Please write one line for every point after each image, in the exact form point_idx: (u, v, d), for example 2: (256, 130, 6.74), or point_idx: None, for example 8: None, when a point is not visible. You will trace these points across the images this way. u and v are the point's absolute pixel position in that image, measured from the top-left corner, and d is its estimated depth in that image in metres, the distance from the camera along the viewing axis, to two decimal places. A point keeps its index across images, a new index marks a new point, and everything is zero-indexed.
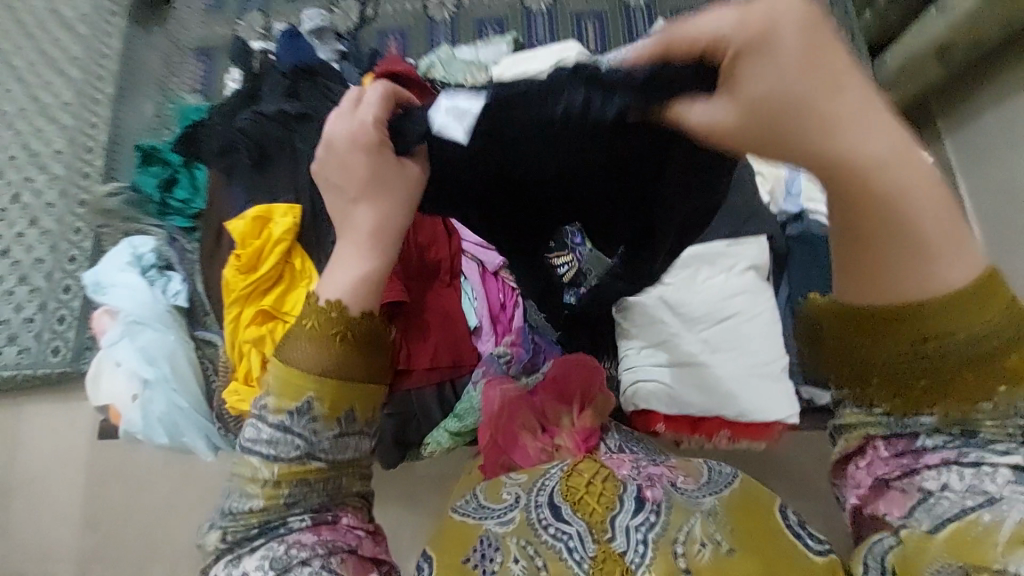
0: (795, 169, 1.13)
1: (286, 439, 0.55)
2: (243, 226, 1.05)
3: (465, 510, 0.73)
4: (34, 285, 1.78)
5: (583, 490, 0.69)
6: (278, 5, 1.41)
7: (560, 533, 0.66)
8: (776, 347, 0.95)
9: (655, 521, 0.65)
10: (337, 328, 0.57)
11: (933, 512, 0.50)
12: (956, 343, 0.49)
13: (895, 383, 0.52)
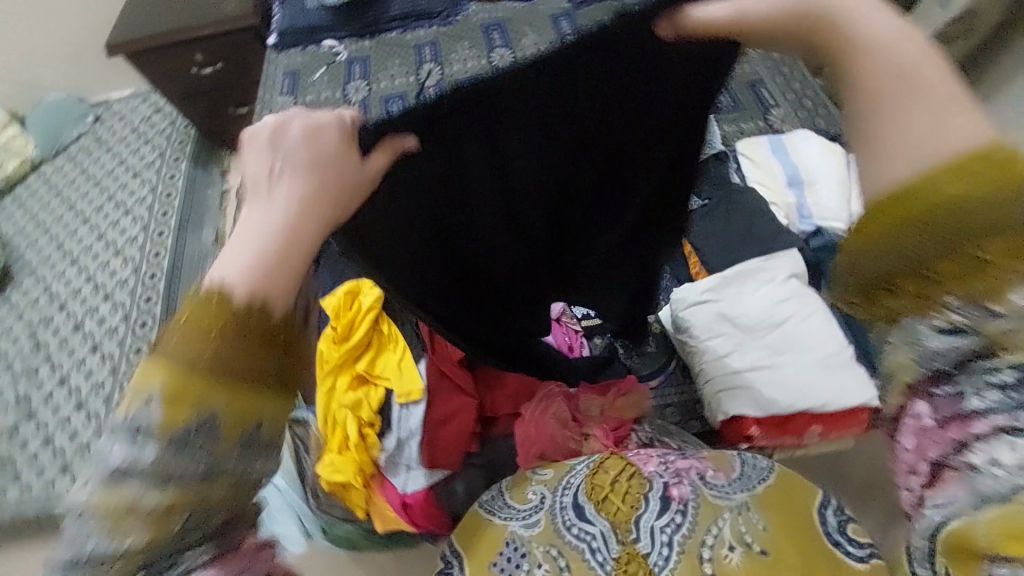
0: (800, 197, 1.34)
1: (172, 473, 0.45)
2: (334, 301, 1.16)
3: (489, 506, 0.87)
4: (94, 408, 1.81)
5: (608, 489, 0.82)
6: None
7: (585, 533, 0.79)
8: (834, 341, 1.05)
9: (679, 523, 0.78)
10: (241, 327, 0.47)
11: (980, 491, 0.46)
12: (918, 239, 0.50)
13: (916, 276, 0.51)
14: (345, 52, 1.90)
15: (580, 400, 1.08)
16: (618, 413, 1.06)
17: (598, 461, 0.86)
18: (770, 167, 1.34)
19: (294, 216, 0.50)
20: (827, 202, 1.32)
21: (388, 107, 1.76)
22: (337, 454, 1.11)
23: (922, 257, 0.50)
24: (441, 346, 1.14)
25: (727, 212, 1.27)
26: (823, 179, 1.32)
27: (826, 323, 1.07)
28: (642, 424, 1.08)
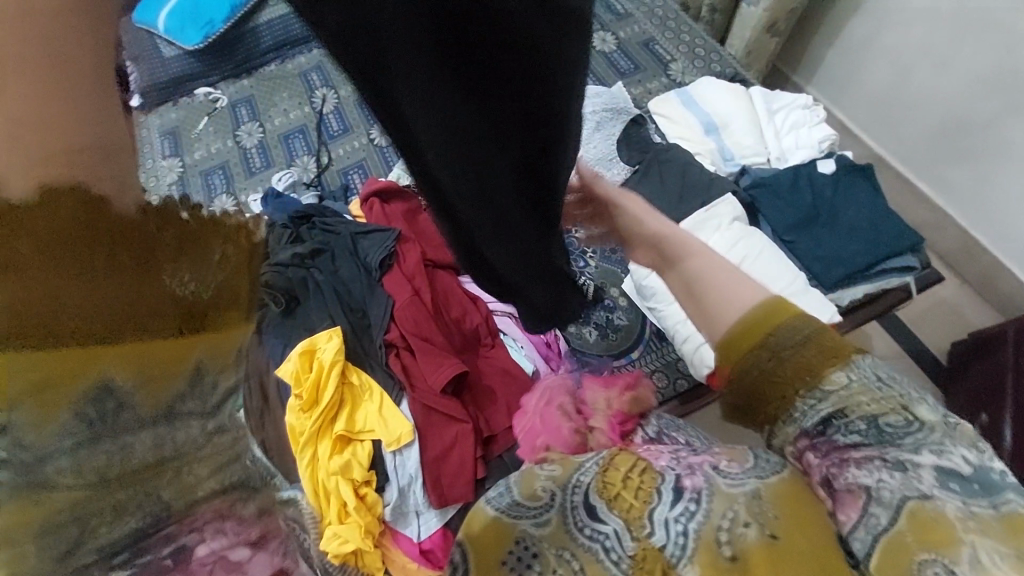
0: (720, 141, 1.38)
1: None
2: (293, 366, 1.04)
3: (499, 506, 0.73)
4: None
5: (619, 486, 0.72)
6: (242, 183, 1.57)
7: (598, 533, 0.68)
8: (788, 271, 1.11)
9: (695, 509, 0.63)
10: (34, 245, 0.23)
11: (882, 501, 0.48)
12: (778, 345, 0.57)
13: (776, 385, 0.57)
14: (225, 97, 1.75)
15: (582, 392, 1.05)
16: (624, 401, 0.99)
17: (608, 459, 0.79)
18: (687, 120, 1.41)
19: None
20: (744, 140, 1.37)
21: (290, 145, 1.63)
22: (339, 523, 1.01)
23: (768, 369, 0.57)
24: (419, 379, 1.10)
25: (660, 173, 1.30)
26: (736, 120, 1.37)
27: (773, 254, 1.13)
28: (649, 417, 0.96)
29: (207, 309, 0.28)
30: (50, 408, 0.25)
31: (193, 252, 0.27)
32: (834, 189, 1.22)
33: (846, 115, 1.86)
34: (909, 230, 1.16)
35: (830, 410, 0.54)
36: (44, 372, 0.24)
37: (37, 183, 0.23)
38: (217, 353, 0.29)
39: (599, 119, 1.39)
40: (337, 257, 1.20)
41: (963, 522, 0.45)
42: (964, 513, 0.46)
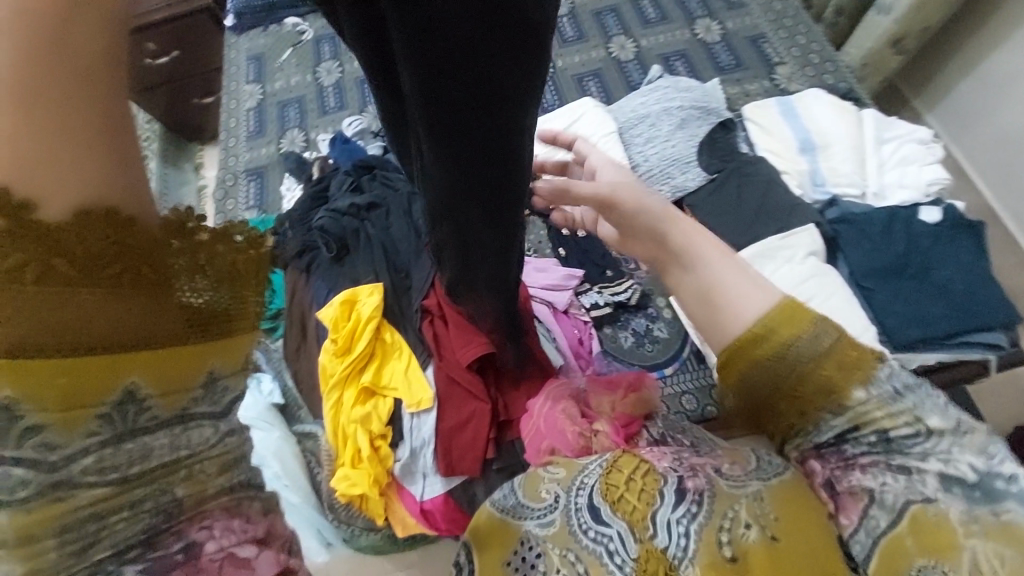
0: (813, 163, 1.26)
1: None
2: (333, 311, 1.10)
3: (504, 507, 0.75)
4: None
5: (624, 487, 0.68)
6: (314, 121, 1.60)
7: (600, 536, 0.66)
8: (858, 321, 1.02)
9: (697, 511, 0.62)
10: (69, 263, 0.31)
11: (886, 505, 0.54)
12: (793, 352, 0.59)
13: (790, 396, 0.61)
14: (312, 30, 1.76)
15: (589, 396, 1.03)
16: (629, 405, 0.96)
17: (612, 459, 0.73)
18: (781, 133, 1.29)
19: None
20: (840, 167, 1.24)
21: (365, 89, 1.63)
22: (350, 467, 1.05)
23: (783, 380, 0.60)
24: (448, 351, 1.10)
25: (738, 187, 1.21)
26: (837, 143, 1.24)
27: (847, 298, 1.04)
28: (655, 419, 0.93)
29: (211, 316, 0.37)
30: (71, 419, 0.34)
31: (227, 280, 0.37)
32: (929, 242, 1.10)
33: (964, 155, 1.65)
34: (1008, 304, 1.04)
35: (844, 425, 0.58)
36: (65, 374, 0.33)
37: (66, 208, 0.30)
38: (225, 362, 0.40)
39: (685, 116, 1.30)
40: (391, 213, 1.20)
41: (964, 524, 0.50)
42: (966, 518, 0.50)
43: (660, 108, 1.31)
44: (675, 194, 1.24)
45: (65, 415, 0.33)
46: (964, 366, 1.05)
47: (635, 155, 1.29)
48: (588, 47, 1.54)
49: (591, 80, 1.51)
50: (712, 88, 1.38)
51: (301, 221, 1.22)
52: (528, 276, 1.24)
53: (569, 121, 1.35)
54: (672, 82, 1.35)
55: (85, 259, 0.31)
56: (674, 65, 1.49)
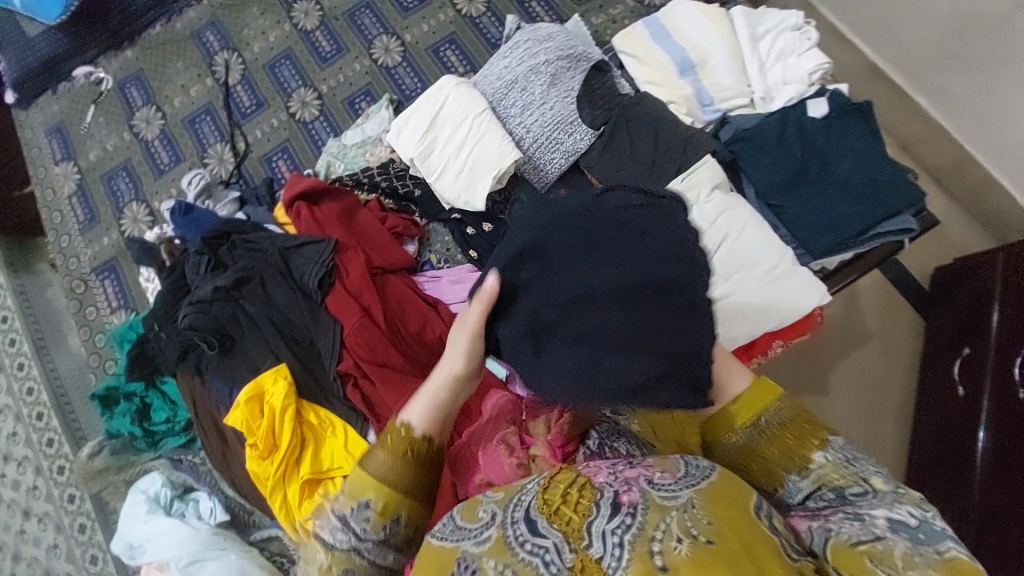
0: (696, 82, 1.16)
1: (344, 531, 0.62)
2: (240, 413, 0.98)
3: (440, 532, 0.60)
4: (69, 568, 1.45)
5: (560, 500, 0.58)
6: (150, 186, 1.36)
7: (536, 549, 0.55)
8: (775, 248, 0.99)
9: (630, 522, 0.54)
10: (419, 472, 0.64)
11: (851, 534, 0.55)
12: (754, 437, 0.66)
13: (760, 456, 0.65)
14: (109, 76, 1.47)
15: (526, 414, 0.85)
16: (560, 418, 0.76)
17: (548, 474, 0.62)
18: (657, 59, 1.18)
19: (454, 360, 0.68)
20: (723, 79, 1.15)
21: (197, 130, 1.38)
22: None
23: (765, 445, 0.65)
24: (383, 410, 1.00)
25: (629, 134, 1.12)
26: (714, 55, 1.15)
27: (761, 228, 1.01)
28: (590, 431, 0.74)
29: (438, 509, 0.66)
30: (381, 514, 0.62)
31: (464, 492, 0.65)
32: (824, 138, 1.06)
33: (838, 19, 1.61)
34: (908, 183, 1.02)
35: (810, 486, 0.62)
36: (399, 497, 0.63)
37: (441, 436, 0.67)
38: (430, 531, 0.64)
39: (554, 70, 1.16)
40: (267, 281, 1.05)
41: (908, 558, 0.52)
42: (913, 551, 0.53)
43: (526, 68, 1.18)
44: (569, 160, 1.15)
45: (382, 508, 0.62)
46: (877, 254, 1.05)
47: (515, 129, 1.18)
48: (432, 12, 1.38)
49: (448, 48, 1.36)
50: (574, 28, 1.24)
51: (169, 320, 1.06)
52: (444, 293, 1.15)
53: (433, 108, 1.19)
54: (530, 32, 1.21)
55: (418, 481, 0.64)
56: (531, 8, 1.34)
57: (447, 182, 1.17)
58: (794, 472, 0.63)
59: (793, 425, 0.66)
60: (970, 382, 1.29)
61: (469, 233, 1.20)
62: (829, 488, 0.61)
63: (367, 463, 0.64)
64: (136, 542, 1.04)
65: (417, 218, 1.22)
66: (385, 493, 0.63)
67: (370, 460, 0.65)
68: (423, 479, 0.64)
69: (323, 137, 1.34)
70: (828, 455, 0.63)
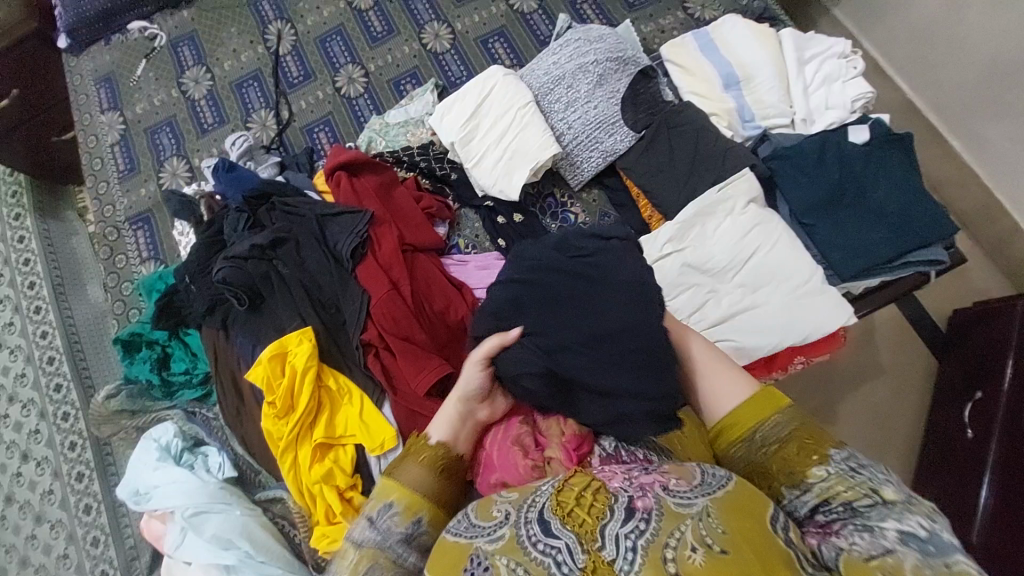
0: (740, 98, 1.18)
1: (371, 530, 0.68)
2: (261, 370, 0.99)
3: (455, 528, 0.62)
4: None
5: (573, 501, 0.59)
6: (191, 144, 1.38)
7: (549, 551, 0.57)
8: (805, 266, 1.00)
9: (645, 528, 0.56)
10: (444, 478, 0.73)
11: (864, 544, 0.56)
12: (751, 449, 0.70)
13: (758, 471, 0.69)
14: (163, 34, 1.50)
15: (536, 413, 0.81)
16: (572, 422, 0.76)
17: (562, 476, 0.63)
18: (703, 71, 1.20)
19: (467, 386, 0.77)
20: (766, 97, 1.17)
21: (243, 95, 1.41)
22: (325, 524, 1.01)
23: (766, 459, 0.68)
24: (401, 382, 1.03)
25: (669, 141, 1.14)
26: (760, 73, 1.17)
27: (794, 244, 1.02)
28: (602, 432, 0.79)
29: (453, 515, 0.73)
30: (405, 516, 0.68)
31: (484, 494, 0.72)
32: (862, 164, 1.07)
33: (880, 54, 1.63)
34: (941, 218, 1.03)
35: (815, 500, 0.63)
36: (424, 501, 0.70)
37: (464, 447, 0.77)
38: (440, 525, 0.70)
39: (601, 71, 1.18)
40: (301, 244, 1.06)
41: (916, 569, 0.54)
42: (921, 562, 0.54)
43: (574, 66, 1.20)
44: (607, 160, 1.17)
45: (406, 510, 0.69)
46: (903, 285, 1.06)
47: (557, 124, 1.19)
48: (485, 4, 1.41)
49: (497, 41, 1.39)
50: (624, 33, 1.27)
51: (201, 272, 1.08)
52: (471, 277, 1.16)
53: (479, 96, 1.21)
54: (582, 33, 1.23)
55: (441, 488, 0.72)
56: (582, 10, 1.37)
57: (485, 170, 1.19)
58: (790, 487, 0.66)
59: (794, 439, 0.68)
60: (979, 426, 1.29)
61: (501, 222, 1.22)
62: (837, 502, 0.61)
63: (396, 472, 0.72)
64: (142, 489, 1.04)
65: (450, 201, 1.24)
66: (410, 497, 0.70)
67: (399, 469, 0.73)
68: (445, 491, 0.73)
69: (366, 114, 1.37)
70: (830, 468, 0.64)
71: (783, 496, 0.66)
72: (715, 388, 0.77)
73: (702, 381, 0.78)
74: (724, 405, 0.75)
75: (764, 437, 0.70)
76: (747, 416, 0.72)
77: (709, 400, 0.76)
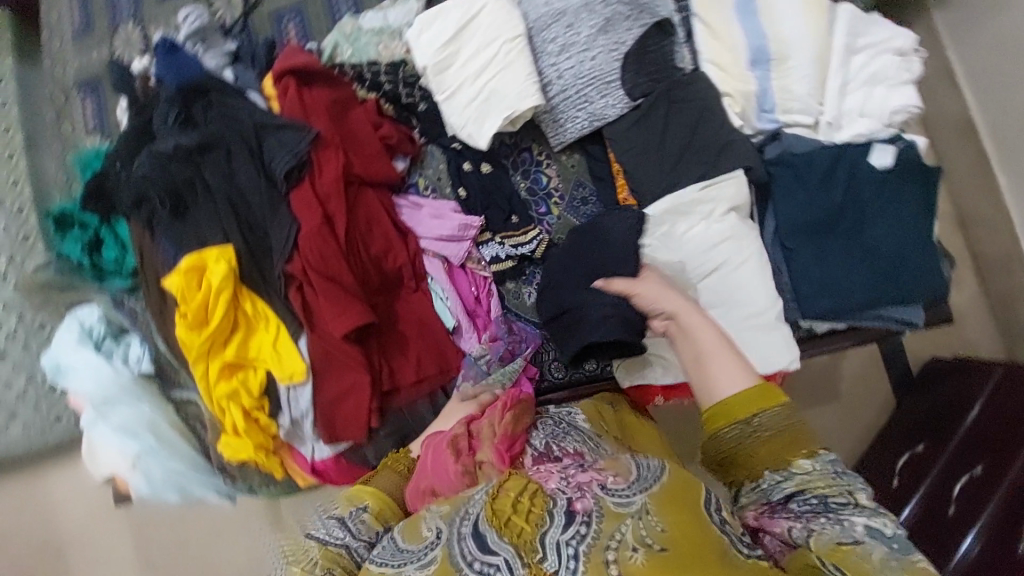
0: (765, 80, 0.99)
1: (337, 536, 0.68)
2: (177, 280, 0.95)
3: (382, 556, 0.60)
4: (12, 360, 1.50)
5: (511, 510, 0.56)
6: (149, 8, 1.23)
7: (486, 569, 0.53)
8: (766, 294, 0.92)
9: (585, 532, 0.53)
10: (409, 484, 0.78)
11: (839, 534, 0.57)
12: (740, 433, 0.64)
13: (736, 459, 0.65)
14: None
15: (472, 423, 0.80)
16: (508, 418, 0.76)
17: (497, 482, 0.60)
18: (732, 38, 1.00)
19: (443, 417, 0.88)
20: (795, 86, 0.98)
21: None
22: (231, 436, 1.02)
23: (753, 447, 0.63)
24: (320, 321, 0.99)
25: (666, 116, 0.99)
26: (796, 54, 0.97)
27: (759, 266, 0.93)
28: (535, 428, 0.80)
29: None
30: (376, 519, 0.71)
31: None
32: (871, 192, 0.93)
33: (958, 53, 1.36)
34: (933, 272, 0.92)
35: (792, 488, 0.61)
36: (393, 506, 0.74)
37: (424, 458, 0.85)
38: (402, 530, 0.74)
39: (609, 15, 1.00)
40: (233, 154, 0.98)
41: (884, 561, 0.54)
42: (887, 556, 0.55)
43: (580, 2, 1.01)
44: (592, 125, 1.03)
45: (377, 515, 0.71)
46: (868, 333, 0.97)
47: (546, 69, 1.03)
48: None
49: None
50: None
51: (130, 164, 1.01)
52: (420, 223, 1.08)
53: (465, 17, 1.03)
54: None
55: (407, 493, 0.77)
56: None
57: (456, 107, 1.04)
58: (772, 469, 0.63)
59: (783, 430, 0.64)
60: (908, 476, 1.24)
61: (466, 169, 1.09)
62: (812, 494, 0.60)
63: (372, 480, 0.76)
64: (61, 364, 1.09)
65: (415, 134, 1.12)
66: (382, 502, 0.73)
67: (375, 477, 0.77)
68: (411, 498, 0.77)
69: (342, 9, 1.19)
70: (813, 464, 0.62)
71: (761, 480, 0.63)
72: (722, 365, 0.67)
73: (702, 360, 0.69)
74: (726, 387, 0.66)
75: (760, 422, 0.63)
76: (745, 403, 0.65)
77: (709, 381, 0.67)
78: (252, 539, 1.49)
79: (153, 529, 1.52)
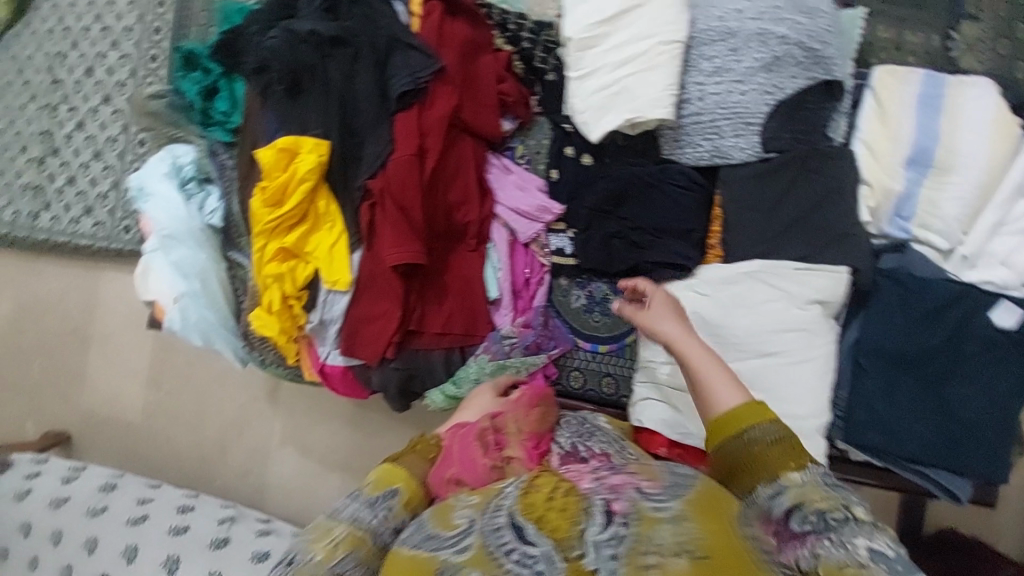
0: (914, 185, 0.89)
1: (364, 520, 0.63)
2: (267, 157, 0.99)
3: (412, 542, 0.57)
4: (109, 162, 1.63)
5: (544, 506, 0.55)
6: None
7: (524, 560, 0.52)
8: (817, 400, 0.87)
9: (622, 535, 0.52)
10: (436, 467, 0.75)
11: (839, 560, 0.51)
12: (739, 445, 0.60)
13: (737, 469, 0.60)
14: None
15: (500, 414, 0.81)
16: (531, 417, 0.78)
17: (529, 478, 0.59)
18: (897, 127, 0.90)
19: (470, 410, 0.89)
20: (946, 204, 0.87)
21: None
22: (264, 312, 1.07)
23: (750, 457, 0.59)
24: (378, 245, 1.01)
25: (792, 181, 0.92)
26: (962, 171, 0.87)
27: (819, 368, 0.87)
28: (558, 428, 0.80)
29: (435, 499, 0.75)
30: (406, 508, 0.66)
31: None
32: (973, 345, 0.84)
33: None
34: (1003, 454, 0.84)
35: (789, 502, 0.55)
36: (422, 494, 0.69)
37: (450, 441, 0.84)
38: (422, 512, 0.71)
39: (780, 54, 0.92)
40: (359, 57, 0.99)
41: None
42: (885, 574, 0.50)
43: (756, 29, 0.93)
44: (711, 160, 0.97)
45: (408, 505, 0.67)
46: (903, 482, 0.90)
47: (689, 87, 0.96)
48: None
49: None
50: (845, 25, 0.95)
51: (266, 30, 1.03)
52: (504, 190, 1.07)
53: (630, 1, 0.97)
54: None
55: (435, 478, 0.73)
56: None
57: (584, 90, 1.00)
58: (766, 482, 0.57)
59: (783, 440, 0.60)
60: None
61: (567, 153, 1.06)
62: (811, 509, 0.54)
63: (399, 463, 0.71)
64: (145, 188, 1.16)
65: (532, 102, 1.09)
66: (412, 490, 0.68)
67: (404, 460, 0.72)
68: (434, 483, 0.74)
69: None
70: (805, 476, 0.57)
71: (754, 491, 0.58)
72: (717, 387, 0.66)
73: (698, 383, 0.67)
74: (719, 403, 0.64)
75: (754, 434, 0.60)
76: (739, 418, 0.62)
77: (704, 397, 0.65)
78: (246, 403, 1.61)
79: (168, 356, 1.66)
